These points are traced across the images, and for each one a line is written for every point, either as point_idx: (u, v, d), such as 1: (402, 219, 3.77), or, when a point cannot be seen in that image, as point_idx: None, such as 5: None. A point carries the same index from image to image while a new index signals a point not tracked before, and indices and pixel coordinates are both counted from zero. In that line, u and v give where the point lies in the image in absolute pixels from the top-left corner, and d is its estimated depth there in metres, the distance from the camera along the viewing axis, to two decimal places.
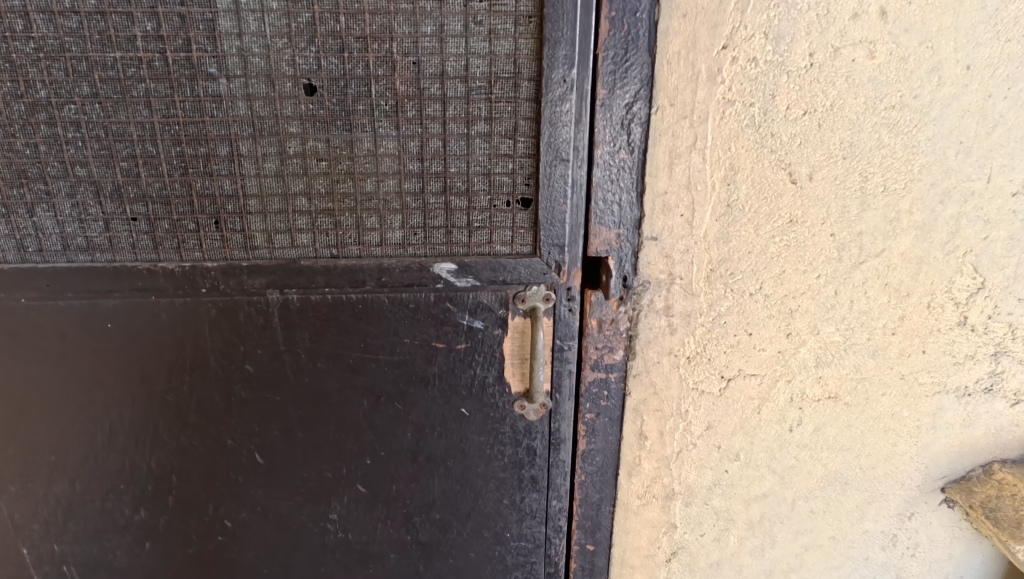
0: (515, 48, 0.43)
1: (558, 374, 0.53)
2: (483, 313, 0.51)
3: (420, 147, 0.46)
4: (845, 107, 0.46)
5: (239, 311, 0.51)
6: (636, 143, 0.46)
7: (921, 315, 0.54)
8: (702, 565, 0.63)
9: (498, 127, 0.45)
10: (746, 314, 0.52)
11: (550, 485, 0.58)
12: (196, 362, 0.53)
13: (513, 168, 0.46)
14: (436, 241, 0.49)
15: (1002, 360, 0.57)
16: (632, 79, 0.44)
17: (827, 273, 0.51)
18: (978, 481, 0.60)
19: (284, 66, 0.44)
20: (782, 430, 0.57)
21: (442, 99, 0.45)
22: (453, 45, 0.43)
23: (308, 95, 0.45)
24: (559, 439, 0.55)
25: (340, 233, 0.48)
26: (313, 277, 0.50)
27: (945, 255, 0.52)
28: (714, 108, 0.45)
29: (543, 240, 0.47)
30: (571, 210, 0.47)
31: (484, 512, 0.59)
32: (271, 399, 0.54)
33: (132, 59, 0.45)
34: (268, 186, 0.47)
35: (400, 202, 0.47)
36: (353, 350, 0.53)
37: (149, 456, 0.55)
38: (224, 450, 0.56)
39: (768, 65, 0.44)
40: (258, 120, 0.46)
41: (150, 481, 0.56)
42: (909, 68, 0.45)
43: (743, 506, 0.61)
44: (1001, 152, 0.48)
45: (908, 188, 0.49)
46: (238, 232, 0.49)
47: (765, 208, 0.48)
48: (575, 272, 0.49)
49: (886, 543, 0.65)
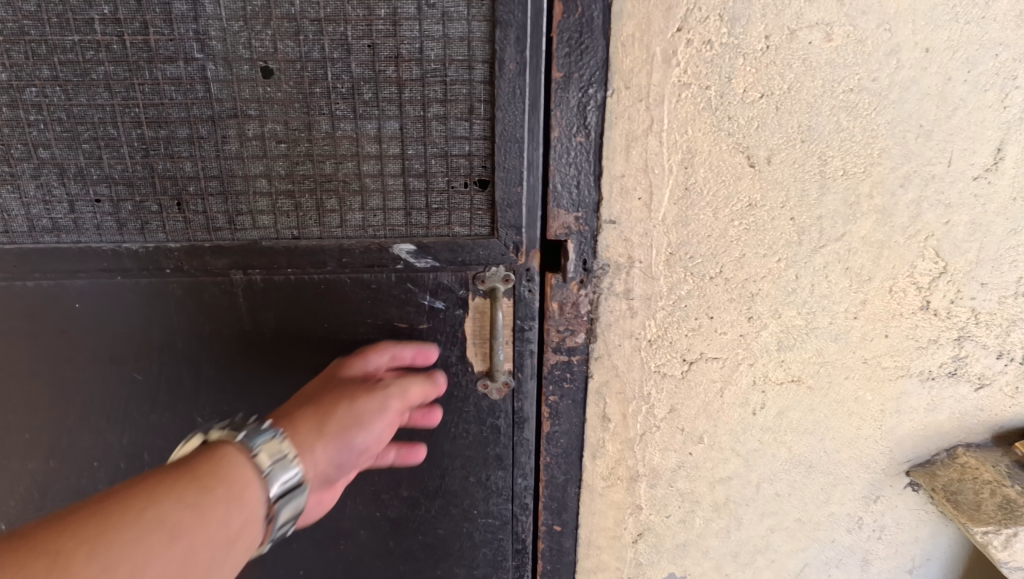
0: (468, 31, 0.43)
1: (520, 354, 0.53)
2: (444, 293, 0.51)
3: (377, 130, 0.46)
4: (802, 90, 0.46)
5: (205, 291, 0.52)
6: (592, 126, 0.46)
7: (883, 299, 0.54)
8: (669, 546, 0.64)
9: (454, 109, 0.45)
10: (707, 298, 0.52)
11: (515, 463, 0.58)
12: (164, 341, 0.54)
13: (469, 150, 0.46)
14: (395, 223, 0.49)
15: (966, 345, 0.57)
16: (587, 62, 0.44)
17: (788, 256, 0.51)
18: (942, 465, 0.61)
19: (241, 49, 0.44)
20: (746, 413, 0.58)
21: (397, 81, 0.45)
22: (407, 28, 0.43)
23: (264, 78, 0.45)
24: (522, 418, 0.56)
25: (300, 214, 0.49)
26: (274, 258, 0.50)
27: (906, 239, 0.52)
28: (670, 91, 0.45)
29: (501, 222, 0.48)
30: (528, 191, 0.47)
31: (451, 489, 0.60)
32: (239, 378, 0.55)
33: (91, 42, 0.45)
34: (229, 168, 0.48)
35: (358, 184, 0.48)
36: (317, 330, 0.53)
37: (122, 434, 0.56)
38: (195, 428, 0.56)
39: (723, 47, 0.44)
40: (217, 103, 0.46)
41: (124, 459, 0.57)
42: (867, 51, 0.45)
43: (708, 488, 0.61)
44: (962, 136, 0.48)
45: (868, 172, 0.49)
46: (200, 214, 0.49)
47: (723, 192, 0.48)
48: (534, 253, 0.49)
49: (852, 526, 0.65)
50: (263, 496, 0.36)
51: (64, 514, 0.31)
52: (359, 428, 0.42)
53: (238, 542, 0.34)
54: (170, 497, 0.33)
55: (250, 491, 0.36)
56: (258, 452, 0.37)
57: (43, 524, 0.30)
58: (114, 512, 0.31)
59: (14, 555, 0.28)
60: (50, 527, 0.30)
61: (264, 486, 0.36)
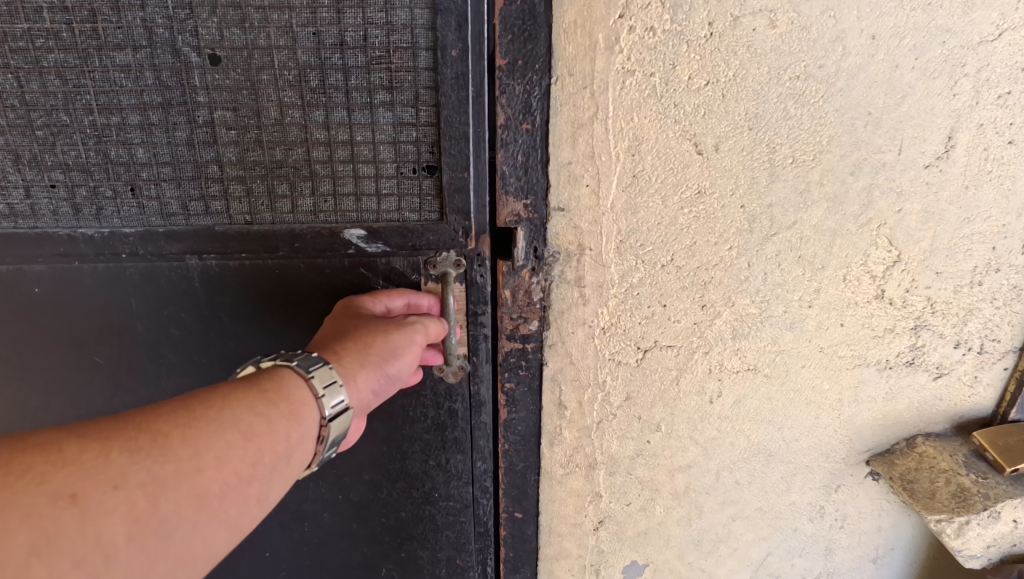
0: (411, 17, 0.43)
1: (474, 338, 0.53)
2: (397, 279, 0.52)
3: (325, 117, 0.46)
4: (748, 77, 0.46)
5: (161, 277, 0.52)
6: (537, 114, 0.46)
7: (838, 288, 0.54)
8: (630, 534, 0.65)
9: (399, 96, 0.45)
10: (659, 285, 0.52)
11: (473, 447, 0.58)
12: (124, 326, 0.54)
13: (417, 136, 0.46)
14: (345, 209, 0.49)
15: (923, 334, 0.57)
16: (530, 50, 0.44)
17: (739, 244, 0.51)
18: (900, 454, 0.61)
19: (188, 37, 0.44)
20: (702, 402, 0.58)
21: (343, 68, 0.45)
22: (351, 15, 0.43)
23: (212, 65, 0.45)
24: (479, 402, 0.56)
25: (252, 200, 0.48)
26: (228, 243, 0.50)
27: (858, 228, 0.52)
28: (614, 78, 0.45)
29: (449, 206, 0.48)
30: (475, 176, 0.47)
31: (411, 473, 0.60)
32: (198, 362, 0.55)
33: (40, 30, 0.44)
34: (181, 154, 0.47)
35: (309, 170, 0.48)
36: (273, 314, 0.54)
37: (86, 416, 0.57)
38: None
39: (666, 34, 0.44)
40: (166, 90, 0.45)
41: None
42: (812, 38, 0.45)
43: (668, 476, 0.62)
44: (912, 123, 0.48)
45: (818, 159, 0.49)
46: (155, 199, 0.48)
47: (672, 179, 0.48)
48: (485, 238, 0.50)
49: (814, 515, 0.66)
50: (317, 416, 0.39)
51: (155, 409, 0.34)
52: (397, 357, 0.44)
53: (295, 455, 0.37)
54: (245, 405, 0.36)
55: (309, 407, 0.38)
56: (315, 375, 0.39)
57: (139, 417, 0.33)
58: (194, 412, 0.34)
59: (119, 439, 0.31)
60: (144, 419, 0.33)
61: (319, 407, 0.39)
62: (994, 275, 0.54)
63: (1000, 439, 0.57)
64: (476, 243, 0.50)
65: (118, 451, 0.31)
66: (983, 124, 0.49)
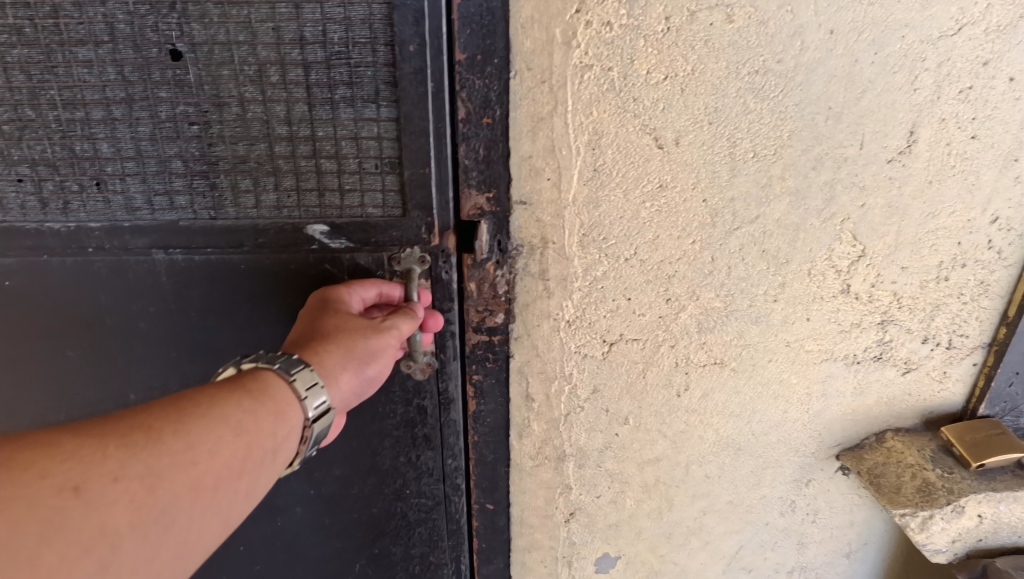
0: (369, 12, 0.43)
1: (441, 335, 0.54)
2: (362, 274, 0.52)
3: (287, 112, 0.47)
4: (706, 72, 0.46)
5: (128, 270, 0.53)
6: (497, 108, 0.47)
7: (803, 283, 0.54)
8: (601, 526, 0.65)
9: (360, 91, 0.45)
10: (623, 279, 0.53)
11: (444, 444, 0.59)
12: (93, 320, 0.55)
13: (379, 132, 0.47)
14: (309, 204, 0.49)
15: (890, 329, 0.57)
16: (489, 45, 0.45)
17: (702, 238, 0.52)
18: (869, 448, 0.61)
19: (148, 32, 0.45)
20: (670, 395, 0.58)
21: (303, 63, 0.45)
22: (309, 10, 0.43)
23: (173, 60, 0.45)
24: (448, 398, 0.57)
25: (217, 194, 0.49)
26: (192, 237, 0.51)
27: (821, 222, 0.52)
28: (571, 72, 0.45)
29: (411, 203, 0.48)
30: (436, 171, 0.48)
31: (382, 468, 0.60)
32: (168, 354, 0.56)
33: (3, 26, 0.44)
34: (145, 148, 0.48)
35: (272, 165, 0.48)
36: (241, 308, 0.54)
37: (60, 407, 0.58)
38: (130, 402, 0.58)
39: (623, 29, 0.44)
40: (129, 85, 0.46)
41: None
42: (770, 32, 0.45)
43: (637, 469, 0.62)
44: (874, 118, 0.48)
45: (779, 154, 0.49)
46: (120, 194, 0.49)
47: (633, 173, 0.49)
48: (449, 234, 0.50)
49: (785, 509, 0.66)
50: (301, 417, 0.40)
51: (147, 408, 0.36)
52: (378, 360, 0.44)
53: (280, 453, 0.39)
54: (233, 403, 0.37)
55: (293, 408, 0.40)
56: (297, 377, 0.40)
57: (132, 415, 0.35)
58: (183, 411, 0.36)
59: (114, 436, 0.33)
60: (136, 418, 0.35)
61: (302, 408, 0.40)
62: (961, 270, 0.54)
63: (968, 435, 0.57)
64: (441, 238, 0.50)
65: (112, 447, 0.33)
66: (945, 119, 0.49)
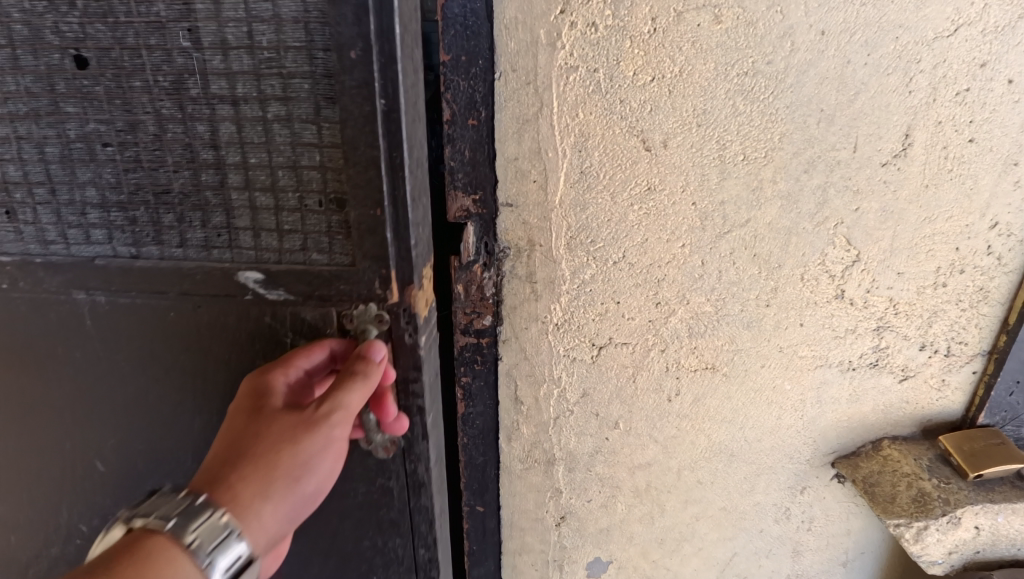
0: (303, 16, 0.38)
1: (406, 408, 0.48)
2: (310, 331, 0.46)
3: (212, 132, 0.42)
4: (694, 73, 0.45)
5: (50, 309, 0.48)
6: (483, 109, 0.46)
7: (795, 288, 0.53)
8: (592, 530, 0.65)
9: (298, 110, 0.41)
10: (612, 282, 0.52)
11: (413, 529, 0.53)
12: (15, 363, 0.51)
13: (321, 160, 0.42)
14: (244, 245, 0.45)
15: (886, 335, 0.56)
16: (474, 45, 0.45)
17: (691, 242, 0.51)
18: (865, 456, 0.60)
19: (48, 35, 0.41)
20: (660, 400, 0.58)
21: (226, 74, 0.40)
22: (230, 8, 0.38)
23: (78, 68, 0.41)
24: (417, 478, 0.51)
25: (137, 229, 0.45)
26: (110, 276, 0.46)
27: (814, 226, 0.51)
28: (556, 74, 0.45)
29: (360, 251, 0.43)
30: (390, 214, 0.42)
31: (344, 548, 0.55)
32: (101, 401, 0.51)
33: None
34: (56, 173, 0.45)
35: (199, 194, 0.44)
36: (178, 355, 0.49)
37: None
38: (68, 452, 0.53)
39: (608, 30, 0.44)
40: (33, 96, 0.42)
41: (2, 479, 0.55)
42: (759, 33, 0.44)
43: (628, 473, 0.61)
44: (866, 121, 0.47)
45: (769, 157, 0.48)
46: (31, 223, 0.46)
47: (620, 175, 0.48)
48: (410, 293, 0.45)
49: (780, 516, 0.65)
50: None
51: None
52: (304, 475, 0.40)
53: None
54: None
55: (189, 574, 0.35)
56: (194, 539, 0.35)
57: None
58: None
59: None
60: None
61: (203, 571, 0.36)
62: (959, 275, 0.53)
63: (966, 443, 0.56)
64: (399, 294, 0.45)
65: None
66: (941, 122, 0.48)
